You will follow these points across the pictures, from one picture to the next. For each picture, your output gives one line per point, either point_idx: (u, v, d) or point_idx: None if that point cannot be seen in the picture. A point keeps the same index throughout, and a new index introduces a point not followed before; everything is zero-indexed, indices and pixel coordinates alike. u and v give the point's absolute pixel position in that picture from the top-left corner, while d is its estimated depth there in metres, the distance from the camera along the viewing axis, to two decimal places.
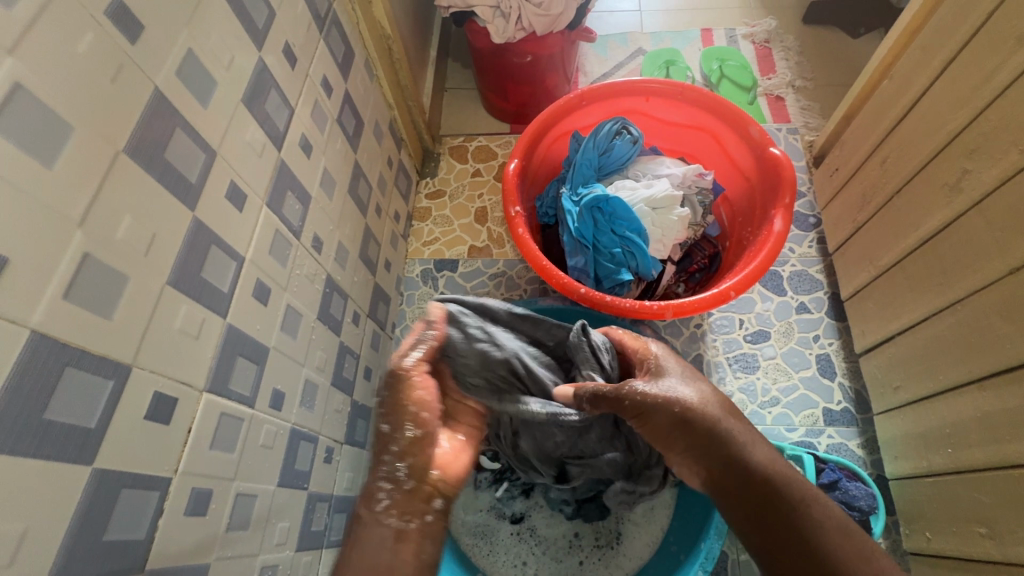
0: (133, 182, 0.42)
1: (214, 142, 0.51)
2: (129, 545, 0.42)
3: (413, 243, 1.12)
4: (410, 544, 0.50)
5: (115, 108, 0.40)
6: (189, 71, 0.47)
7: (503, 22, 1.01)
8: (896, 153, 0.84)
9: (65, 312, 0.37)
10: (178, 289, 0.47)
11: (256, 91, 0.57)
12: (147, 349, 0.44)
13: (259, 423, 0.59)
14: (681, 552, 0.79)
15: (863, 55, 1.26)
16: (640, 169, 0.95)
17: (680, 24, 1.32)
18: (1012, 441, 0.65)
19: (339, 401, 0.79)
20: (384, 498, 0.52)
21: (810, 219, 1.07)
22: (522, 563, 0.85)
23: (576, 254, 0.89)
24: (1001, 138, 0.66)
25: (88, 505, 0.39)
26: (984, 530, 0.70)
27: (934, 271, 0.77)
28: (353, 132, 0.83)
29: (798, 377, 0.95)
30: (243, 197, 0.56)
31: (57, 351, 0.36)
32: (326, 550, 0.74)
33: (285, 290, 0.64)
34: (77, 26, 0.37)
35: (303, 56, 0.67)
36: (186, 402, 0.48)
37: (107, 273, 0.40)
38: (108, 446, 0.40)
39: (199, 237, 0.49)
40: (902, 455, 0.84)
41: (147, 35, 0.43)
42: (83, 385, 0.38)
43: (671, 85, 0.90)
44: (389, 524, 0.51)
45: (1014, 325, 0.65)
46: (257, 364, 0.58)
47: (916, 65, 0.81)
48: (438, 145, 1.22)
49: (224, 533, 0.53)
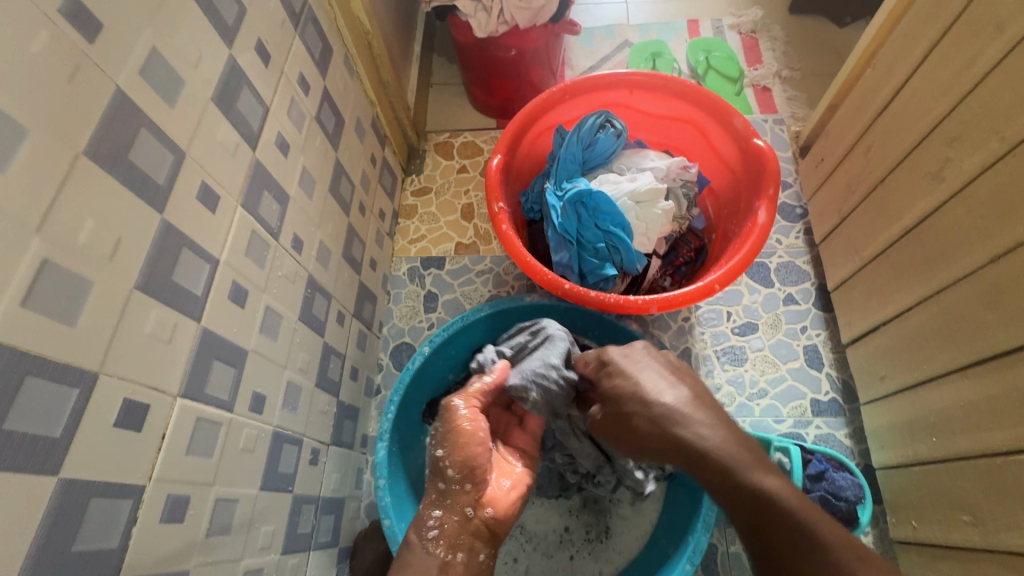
0: (94, 186, 0.41)
1: (183, 144, 0.50)
2: (101, 554, 0.42)
3: (399, 242, 1.11)
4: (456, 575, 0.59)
5: (73, 109, 0.39)
6: (153, 72, 0.46)
7: (485, 15, 1.01)
8: (880, 143, 0.84)
9: (23, 318, 0.36)
10: (148, 293, 0.46)
11: (226, 90, 0.56)
12: (114, 354, 0.43)
13: (239, 426, 0.58)
14: (669, 546, 0.78)
15: (849, 44, 1.26)
16: (624, 162, 0.94)
17: (665, 15, 1.31)
18: (995, 430, 0.65)
19: (324, 402, 0.78)
20: (433, 526, 0.61)
21: (796, 210, 1.07)
22: (513, 560, 0.84)
23: (561, 250, 0.87)
24: (983, 126, 0.66)
25: (53, 515, 0.38)
26: (967, 517, 0.69)
27: (917, 260, 0.77)
28: (333, 130, 0.82)
29: (786, 369, 0.95)
30: (215, 198, 0.55)
31: (16, 361, 0.35)
32: (314, 551, 0.73)
33: (264, 292, 0.63)
34: (30, 25, 0.36)
35: (277, 54, 0.65)
36: (159, 408, 0.47)
37: (68, 279, 0.39)
38: (75, 454, 0.40)
39: (168, 240, 0.48)
40: (887, 445, 0.84)
41: (107, 34, 0.42)
42: (44, 394, 0.37)
43: (654, 77, 0.89)
44: (435, 553, 0.60)
45: (995, 314, 0.65)
46: (235, 368, 0.57)
47: (899, 53, 0.80)
48: (423, 142, 1.21)
49: (203, 539, 0.52)
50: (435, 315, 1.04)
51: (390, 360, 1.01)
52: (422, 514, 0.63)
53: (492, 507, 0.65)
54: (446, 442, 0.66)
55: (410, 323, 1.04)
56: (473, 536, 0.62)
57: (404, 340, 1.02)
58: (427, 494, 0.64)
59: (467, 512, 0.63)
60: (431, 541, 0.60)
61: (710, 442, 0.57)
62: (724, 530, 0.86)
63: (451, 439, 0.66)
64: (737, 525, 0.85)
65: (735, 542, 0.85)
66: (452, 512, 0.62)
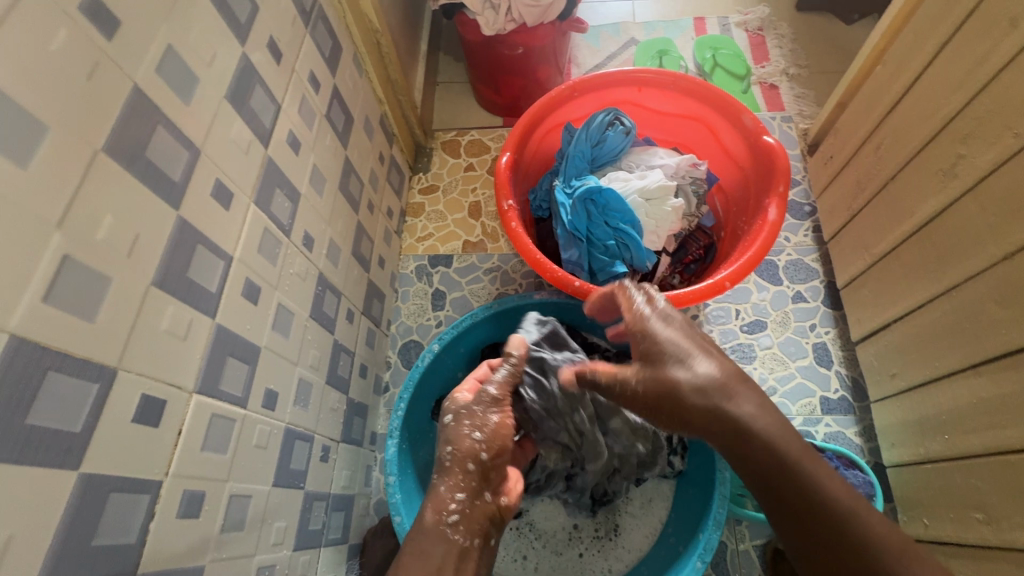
0: (112, 182, 0.41)
1: (198, 141, 0.50)
2: (119, 549, 0.42)
3: (407, 240, 1.11)
4: (472, 564, 0.54)
5: (92, 105, 0.40)
6: (169, 69, 0.47)
7: (493, 13, 1.01)
8: (890, 141, 0.84)
9: (45, 314, 0.36)
10: (164, 289, 0.46)
11: (240, 87, 0.56)
12: (132, 350, 0.43)
13: (252, 423, 0.58)
14: (679, 544, 0.79)
15: (856, 42, 1.25)
16: (633, 160, 0.94)
17: (672, 13, 1.31)
18: (1009, 427, 0.65)
19: (334, 399, 0.78)
20: (455, 510, 0.56)
21: (805, 208, 1.06)
22: (523, 557, 0.85)
23: (570, 248, 0.87)
24: (995, 122, 0.66)
25: (74, 510, 0.38)
26: (980, 515, 0.69)
27: (929, 257, 0.77)
28: (342, 128, 0.82)
29: (795, 367, 0.95)
30: (230, 195, 0.55)
31: (38, 356, 0.36)
32: (325, 548, 0.74)
33: (276, 289, 0.63)
34: (51, 22, 0.36)
35: (289, 51, 0.66)
36: (176, 404, 0.47)
37: (88, 275, 0.39)
38: (94, 450, 0.40)
39: (183, 237, 0.48)
40: (898, 442, 0.84)
41: (125, 31, 0.42)
42: (64, 390, 0.38)
43: (663, 74, 0.89)
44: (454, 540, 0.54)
45: (1008, 311, 0.65)
46: (248, 364, 0.58)
47: (909, 50, 0.80)
48: (430, 140, 1.21)
49: (218, 535, 0.53)
50: (443, 313, 1.04)
51: (398, 358, 1.01)
52: (441, 495, 0.57)
53: (508, 496, 0.61)
54: (481, 422, 0.61)
55: (418, 321, 1.04)
56: (489, 521, 0.58)
57: (412, 338, 1.02)
58: (450, 474, 0.58)
59: (485, 494, 0.59)
60: (452, 526, 0.55)
61: (740, 415, 0.55)
62: (733, 528, 0.86)
63: (494, 432, 0.61)
64: (747, 523, 0.85)
65: (745, 540, 0.85)
66: (474, 495, 0.58)
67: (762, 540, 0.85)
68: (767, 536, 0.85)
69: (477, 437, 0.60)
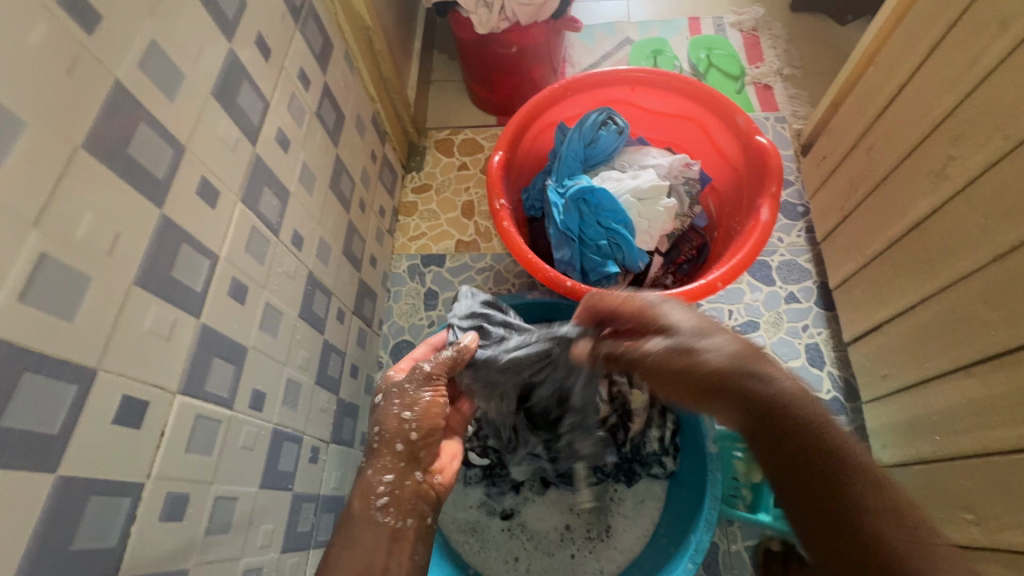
0: (92, 180, 0.40)
1: (182, 138, 0.49)
2: (99, 553, 0.41)
3: (400, 239, 1.10)
4: (406, 544, 0.58)
5: (70, 101, 0.39)
6: (153, 64, 0.46)
7: (486, 11, 1.00)
8: (883, 141, 0.83)
9: (21, 314, 0.35)
10: (147, 289, 0.45)
11: (227, 84, 0.55)
12: (113, 351, 0.42)
13: (238, 424, 0.57)
14: (671, 544, 0.79)
15: (850, 43, 1.25)
16: (626, 159, 0.94)
17: (667, 13, 1.31)
18: (999, 429, 0.65)
19: (323, 399, 0.78)
20: (384, 493, 0.59)
21: (798, 208, 1.06)
22: (514, 559, 0.84)
23: (562, 247, 0.87)
24: (987, 124, 0.65)
25: (52, 513, 0.38)
26: (970, 516, 0.69)
27: (920, 258, 0.77)
28: (333, 126, 0.81)
29: (788, 367, 0.95)
30: (215, 193, 0.54)
31: (14, 356, 0.35)
32: (314, 550, 0.73)
33: (264, 288, 0.62)
34: (27, 16, 0.36)
35: (278, 48, 0.65)
36: (158, 405, 0.47)
37: (68, 275, 0.39)
38: (72, 452, 0.39)
39: (167, 236, 0.48)
40: (890, 443, 0.84)
41: (106, 25, 0.41)
42: (42, 392, 0.37)
43: (656, 73, 0.89)
44: (384, 521, 0.58)
45: (998, 312, 0.65)
46: (235, 364, 0.57)
47: (901, 50, 0.80)
48: (423, 139, 1.20)
49: (202, 538, 0.52)
50: (435, 313, 1.04)
51: (389, 358, 1.00)
52: (371, 479, 0.60)
53: (441, 474, 0.64)
54: (409, 401, 0.63)
55: (410, 321, 1.03)
56: (419, 499, 0.61)
57: (404, 338, 1.02)
58: (378, 457, 0.61)
59: (416, 473, 0.62)
60: (382, 510, 0.59)
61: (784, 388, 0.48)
62: (725, 528, 0.86)
63: (425, 409, 0.63)
64: (738, 524, 0.85)
65: (736, 541, 0.85)
66: (403, 477, 0.61)
67: (754, 541, 0.84)
68: (758, 536, 0.84)
69: (406, 417, 0.62)
